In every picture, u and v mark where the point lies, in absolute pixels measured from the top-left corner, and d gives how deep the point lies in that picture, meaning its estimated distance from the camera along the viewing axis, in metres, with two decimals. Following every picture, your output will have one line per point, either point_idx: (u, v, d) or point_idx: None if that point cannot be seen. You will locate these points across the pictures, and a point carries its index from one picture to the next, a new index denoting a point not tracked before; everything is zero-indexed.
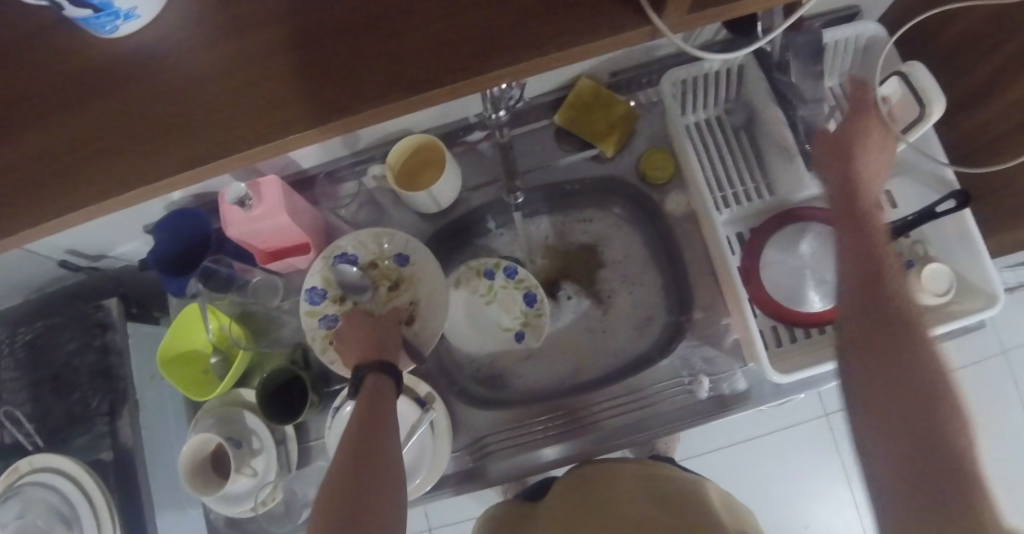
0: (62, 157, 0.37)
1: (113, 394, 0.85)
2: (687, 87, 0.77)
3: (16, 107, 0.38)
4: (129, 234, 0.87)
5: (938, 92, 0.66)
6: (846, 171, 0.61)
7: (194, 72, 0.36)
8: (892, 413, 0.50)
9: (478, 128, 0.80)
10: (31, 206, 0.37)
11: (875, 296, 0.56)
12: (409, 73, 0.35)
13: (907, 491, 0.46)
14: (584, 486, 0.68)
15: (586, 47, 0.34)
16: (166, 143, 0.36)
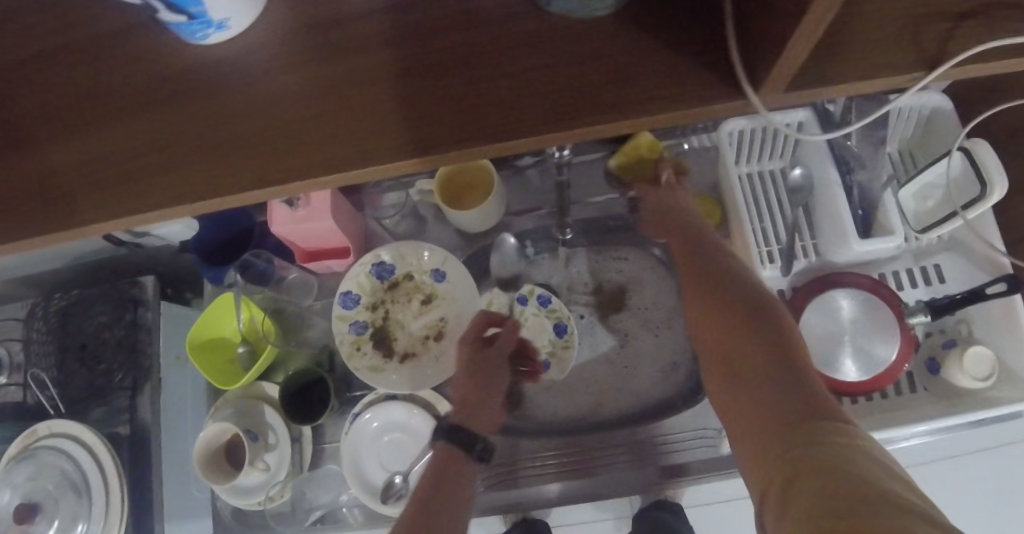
0: (140, 157, 0.38)
1: (137, 371, 0.87)
2: (745, 137, 0.76)
3: (110, 101, 0.39)
4: (174, 216, 0.89)
5: (1000, 174, 0.65)
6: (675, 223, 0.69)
7: (284, 91, 0.37)
8: (751, 391, 0.48)
9: (528, 154, 0.79)
10: (102, 199, 0.38)
11: (718, 295, 0.57)
12: (499, 119, 0.35)
13: (777, 459, 0.42)
14: None
15: (679, 114, 0.34)
16: (241, 155, 0.37)
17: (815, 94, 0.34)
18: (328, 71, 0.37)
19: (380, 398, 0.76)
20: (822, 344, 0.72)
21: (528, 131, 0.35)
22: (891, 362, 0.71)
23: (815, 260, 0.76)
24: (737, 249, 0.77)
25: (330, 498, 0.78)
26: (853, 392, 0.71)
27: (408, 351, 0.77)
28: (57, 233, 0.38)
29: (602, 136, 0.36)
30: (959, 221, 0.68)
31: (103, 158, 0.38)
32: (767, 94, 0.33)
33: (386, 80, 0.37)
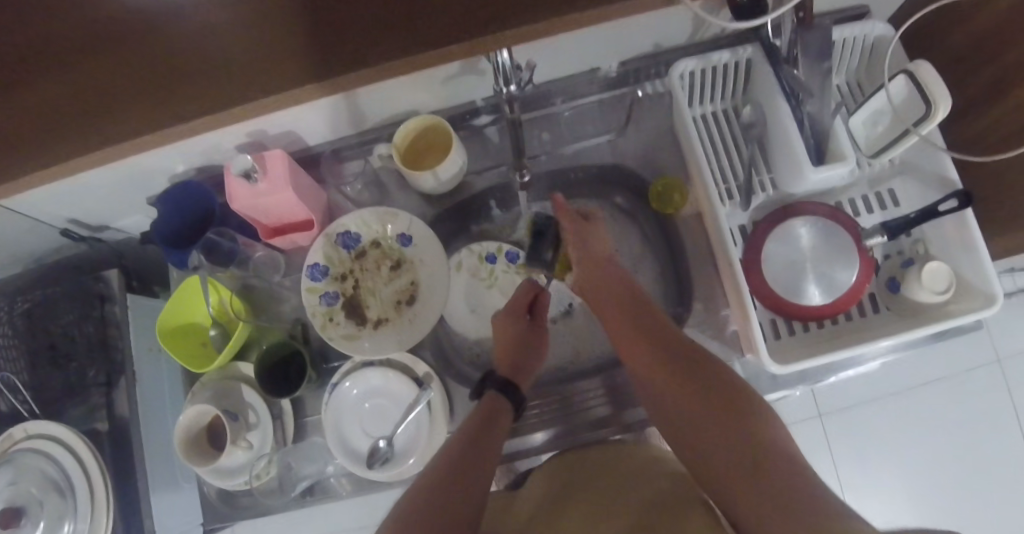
0: (117, 95, 0.43)
1: (111, 365, 0.85)
2: (695, 79, 0.78)
3: (68, 42, 0.43)
4: (132, 206, 0.87)
5: (944, 90, 0.66)
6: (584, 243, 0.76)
7: (226, 17, 0.41)
8: (674, 380, 0.62)
9: (485, 112, 0.79)
10: (81, 136, 0.42)
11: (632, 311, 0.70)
12: (426, 28, 0.37)
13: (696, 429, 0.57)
14: (568, 477, 0.66)
15: (602, 11, 0.37)
16: (209, 85, 0.41)
17: None
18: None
19: (357, 366, 0.77)
20: (786, 272, 0.74)
21: (459, 39, 0.37)
22: (852, 284, 0.73)
23: (772, 194, 0.78)
24: (697, 192, 0.78)
25: (316, 468, 0.79)
26: (820, 316, 0.74)
27: (382, 318, 0.77)
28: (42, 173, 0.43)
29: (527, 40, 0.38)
30: (912, 137, 0.69)
31: (74, 99, 0.43)
32: None
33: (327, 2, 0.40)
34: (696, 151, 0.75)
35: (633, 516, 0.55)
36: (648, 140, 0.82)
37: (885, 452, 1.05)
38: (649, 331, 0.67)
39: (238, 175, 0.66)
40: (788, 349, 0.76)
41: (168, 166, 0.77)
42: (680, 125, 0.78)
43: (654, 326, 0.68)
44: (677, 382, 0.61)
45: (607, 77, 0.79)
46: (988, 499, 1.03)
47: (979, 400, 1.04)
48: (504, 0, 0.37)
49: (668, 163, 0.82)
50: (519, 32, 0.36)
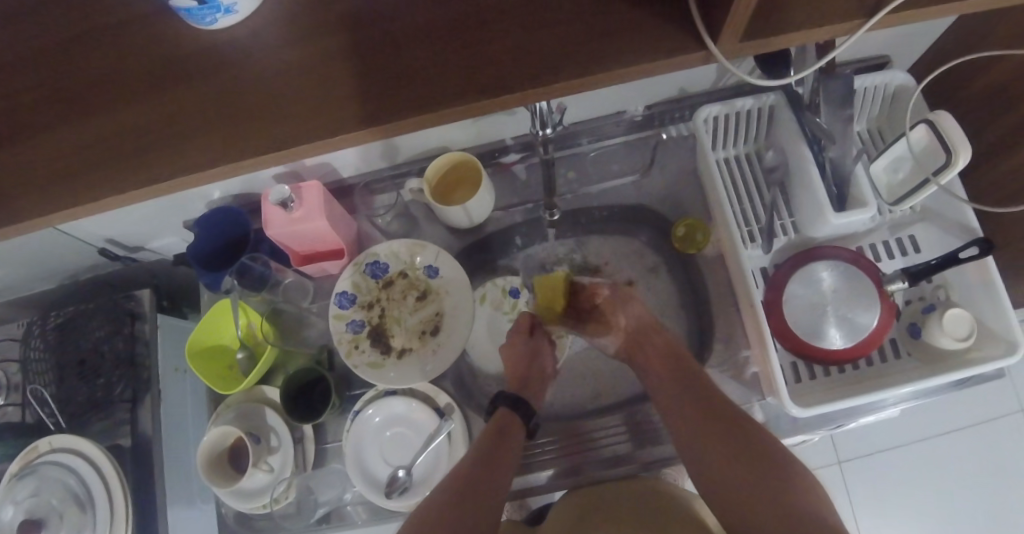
0: (169, 131, 0.47)
1: (137, 383, 0.87)
2: (719, 124, 0.80)
3: (135, 82, 0.48)
4: (168, 228, 0.90)
5: (965, 141, 0.67)
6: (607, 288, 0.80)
7: (280, 67, 0.46)
8: (702, 416, 0.65)
9: (514, 150, 0.81)
10: (136, 169, 0.47)
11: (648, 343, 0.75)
12: (480, 79, 0.43)
13: (729, 471, 0.60)
14: (578, 514, 0.67)
15: (642, 66, 0.42)
16: (243, 132, 0.46)
17: (767, 43, 0.41)
18: (323, 50, 0.46)
19: (379, 394, 0.78)
20: (808, 315, 0.75)
21: (509, 91, 0.43)
22: (873, 330, 0.73)
23: (795, 238, 0.79)
24: (720, 232, 0.79)
25: (334, 494, 0.79)
26: (841, 360, 0.74)
27: (406, 347, 0.78)
28: (94, 199, 0.47)
29: (566, 94, 0.44)
30: (933, 186, 0.70)
31: (133, 134, 0.47)
32: (723, 43, 0.41)
33: (374, 56, 0.45)
34: (719, 193, 0.76)
35: None
36: (672, 181, 0.84)
37: (910, 502, 1.03)
38: (684, 385, 0.69)
39: (276, 203, 0.70)
40: (809, 393, 0.75)
41: (206, 191, 0.80)
42: (704, 167, 0.79)
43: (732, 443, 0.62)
44: (715, 443, 0.63)
45: (633, 119, 0.81)
46: None
47: (1005, 453, 1.03)
48: (549, 61, 0.43)
49: (691, 204, 0.83)
50: (562, 88, 0.43)
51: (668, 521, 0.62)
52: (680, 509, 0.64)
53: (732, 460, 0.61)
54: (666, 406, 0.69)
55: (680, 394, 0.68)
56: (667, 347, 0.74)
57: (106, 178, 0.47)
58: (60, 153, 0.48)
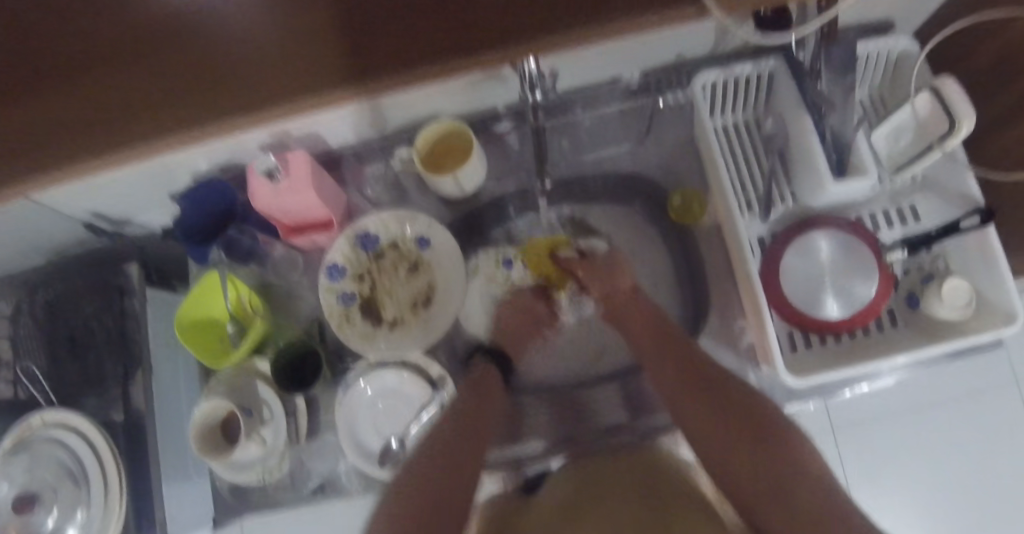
0: (136, 102, 0.43)
1: (128, 358, 0.87)
2: (717, 91, 0.78)
3: (102, 50, 0.45)
4: (154, 202, 0.88)
5: (969, 108, 0.65)
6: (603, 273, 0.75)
7: (255, 29, 0.43)
8: (696, 394, 0.64)
9: (506, 118, 0.79)
10: (98, 141, 0.43)
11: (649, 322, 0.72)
12: (473, 35, 0.40)
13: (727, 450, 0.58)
14: (583, 481, 0.65)
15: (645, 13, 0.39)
16: (216, 99, 0.43)
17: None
18: (302, 10, 0.43)
19: (371, 366, 0.76)
20: (804, 286, 0.74)
21: (502, 43, 0.39)
22: (871, 301, 0.72)
23: (793, 207, 0.77)
24: (716, 202, 0.78)
25: (329, 466, 0.80)
26: (837, 329, 0.73)
27: (398, 319, 0.78)
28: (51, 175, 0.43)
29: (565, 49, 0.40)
30: (938, 152, 0.68)
31: (98, 106, 0.44)
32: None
33: (357, 16, 0.43)
34: (716, 161, 0.75)
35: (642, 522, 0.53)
36: (668, 151, 0.82)
37: (903, 471, 1.04)
38: (680, 365, 0.67)
39: (261, 174, 0.68)
40: (804, 364, 0.75)
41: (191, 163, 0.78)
42: (701, 135, 0.78)
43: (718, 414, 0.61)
44: (712, 422, 0.61)
45: (629, 87, 0.77)
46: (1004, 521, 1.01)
47: (996, 423, 1.03)
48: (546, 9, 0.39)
49: (687, 173, 0.82)
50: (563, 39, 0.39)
51: (676, 489, 0.60)
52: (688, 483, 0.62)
53: (734, 438, 0.58)
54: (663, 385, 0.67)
55: (668, 369, 0.67)
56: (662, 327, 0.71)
57: (62, 151, 0.43)
58: (16, 128, 0.44)
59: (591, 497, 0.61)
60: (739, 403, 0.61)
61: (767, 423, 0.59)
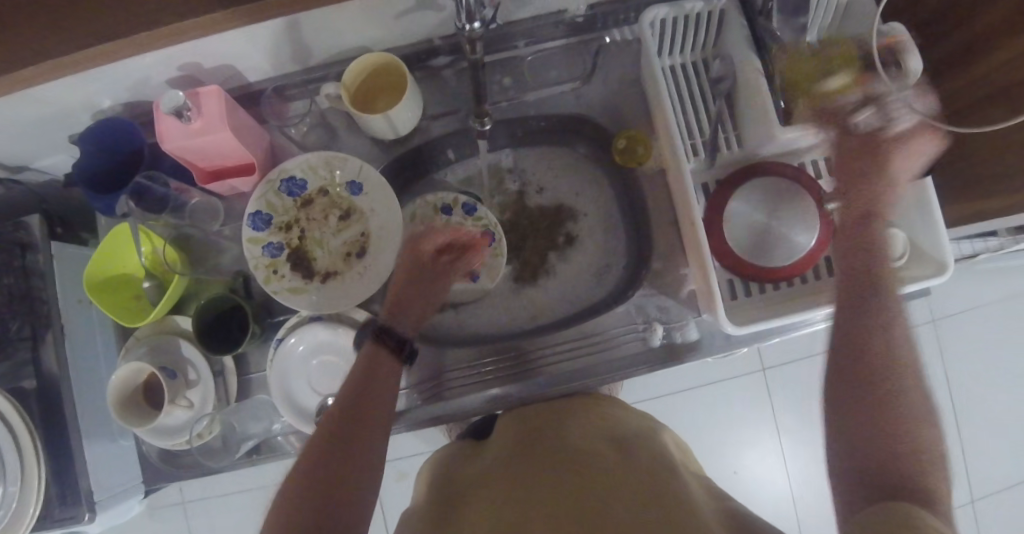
0: None
1: (35, 318, 0.78)
2: (665, 28, 0.74)
3: None
4: (52, 145, 0.78)
5: (919, 59, 0.66)
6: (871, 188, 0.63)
7: None
8: (852, 310, 0.59)
9: (443, 52, 0.74)
10: None
11: (862, 219, 0.63)
12: None
13: (852, 381, 0.55)
14: (525, 429, 0.64)
15: None
16: None
17: None
18: None
19: (304, 320, 0.72)
20: (748, 234, 0.73)
21: None
22: (811, 250, 0.72)
23: (737, 151, 0.75)
24: (663, 145, 0.75)
25: (263, 426, 0.75)
26: (776, 279, 0.73)
27: (330, 270, 0.73)
28: None
29: None
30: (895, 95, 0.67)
31: None
32: None
33: None
34: (664, 102, 0.72)
35: (613, 473, 0.52)
36: (615, 91, 0.79)
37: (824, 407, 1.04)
38: (858, 274, 0.61)
39: (169, 112, 0.60)
40: (747, 309, 0.75)
41: (91, 99, 0.68)
42: (649, 76, 0.74)
43: (881, 394, 0.54)
44: (848, 367, 0.56)
45: (575, 21, 0.75)
46: None
47: None
48: None
49: (635, 116, 0.79)
50: None
51: (643, 450, 0.57)
52: (658, 442, 0.59)
53: (865, 367, 0.55)
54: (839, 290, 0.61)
55: (840, 276, 0.62)
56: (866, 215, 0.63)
57: None
58: None
59: (543, 445, 0.59)
60: (880, 323, 0.57)
61: (886, 367, 0.55)
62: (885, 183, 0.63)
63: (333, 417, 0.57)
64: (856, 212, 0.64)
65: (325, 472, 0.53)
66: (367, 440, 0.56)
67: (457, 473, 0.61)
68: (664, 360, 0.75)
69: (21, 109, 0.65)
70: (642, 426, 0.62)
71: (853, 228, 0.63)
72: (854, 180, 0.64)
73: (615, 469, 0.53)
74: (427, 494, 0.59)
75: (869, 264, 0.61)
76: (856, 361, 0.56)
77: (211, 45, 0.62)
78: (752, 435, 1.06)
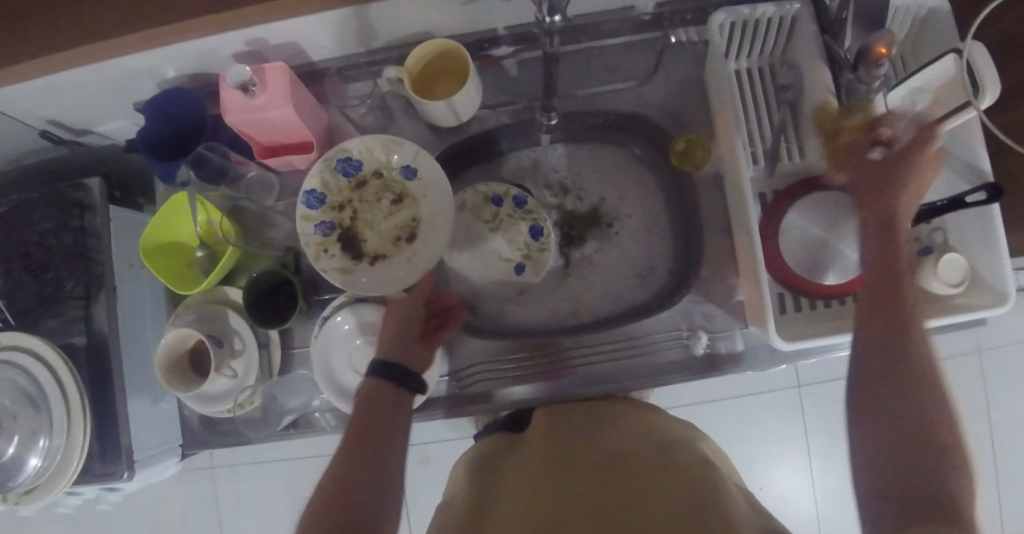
0: None
1: (90, 278, 0.80)
2: (734, 31, 0.72)
3: None
4: (118, 112, 0.80)
5: (994, 81, 0.62)
6: (877, 174, 0.56)
7: None
8: (874, 291, 0.54)
9: (506, 43, 0.73)
10: None
11: (880, 193, 0.56)
12: None
13: (876, 365, 0.51)
14: (559, 428, 0.63)
15: None
16: None
17: None
18: None
19: (350, 301, 0.74)
20: (803, 247, 0.71)
21: None
22: (865, 268, 0.70)
23: (799, 162, 0.74)
24: (721, 151, 0.74)
25: (302, 402, 0.77)
26: (831, 295, 0.71)
27: (379, 253, 0.73)
28: None
29: None
30: (973, 111, 0.63)
31: None
32: None
33: None
34: (726, 107, 0.70)
35: (657, 488, 0.50)
36: (676, 92, 0.77)
37: None
38: (881, 246, 0.55)
39: (234, 87, 0.60)
40: (793, 324, 0.74)
41: (160, 68, 0.69)
42: (713, 79, 0.73)
43: (907, 370, 0.50)
44: (874, 349, 0.52)
45: (641, 18, 0.73)
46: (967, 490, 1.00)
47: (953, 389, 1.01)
48: None
49: (694, 119, 0.77)
50: None
51: (694, 458, 0.56)
52: (703, 451, 0.59)
53: (884, 356, 0.51)
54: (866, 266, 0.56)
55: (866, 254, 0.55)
56: (879, 188, 0.56)
57: None
58: None
59: (573, 446, 0.58)
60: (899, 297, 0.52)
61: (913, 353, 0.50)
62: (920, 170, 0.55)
63: (350, 441, 0.59)
64: (873, 178, 0.56)
65: (351, 465, 0.57)
66: (388, 435, 0.59)
67: (496, 464, 0.62)
68: (704, 369, 0.74)
69: (94, 73, 0.67)
70: (689, 436, 0.62)
71: (871, 199, 0.56)
72: (859, 167, 0.58)
73: (659, 473, 0.53)
74: (464, 484, 0.61)
75: (887, 230, 0.55)
76: (874, 345, 0.52)
77: (281, 23, 0.63)
78: (780, 451, 1.04)
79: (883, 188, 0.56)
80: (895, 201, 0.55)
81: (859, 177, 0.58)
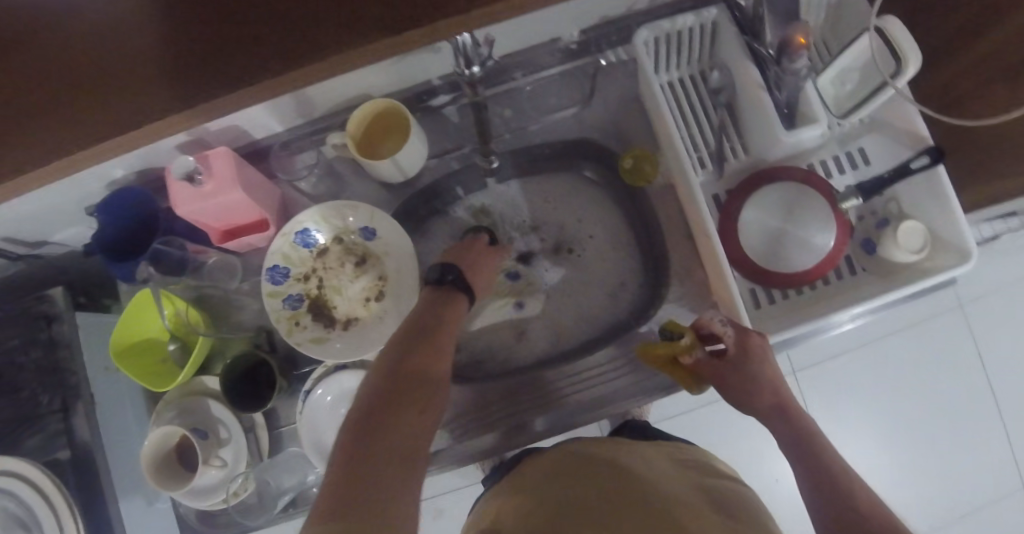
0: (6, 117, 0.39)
1: (66, 391, 0.78)
2: (660, 45, 0.75)
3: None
4: (70, 219, 0.79)
5: (914, 49, 0.63)
6: (739, 366, 0.65)
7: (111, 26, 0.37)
8: (772, 414, 0.63)
9: (442, 92, 0.74)
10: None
11: (739, 361, 0.65)
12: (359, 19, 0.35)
13: (801, 454, 0.58)
14: (584, 449, 0.61)
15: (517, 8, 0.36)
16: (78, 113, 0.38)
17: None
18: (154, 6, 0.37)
19: (328, 371, 0.74)
20: (762, 240, 0.73)
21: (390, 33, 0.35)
22: (830, 250, 0.71)
23: (745, 159, 0.76)
24: (668, 161, 0.75)
25: (297, 480, 0.76)
26: (803, 282, 0.72)
27: (351, 317, 0.74)
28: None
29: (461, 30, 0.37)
30: (889, 90, 0.66)
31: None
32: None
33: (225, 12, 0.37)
34: (665, 119, 0.72)
35: (687, 504, 0.51)
36: (615, 112, 0.79)
37: (857, 405, 1.01)
38: (749, 387, 0.64)
39: (181, 178, 0.61)
40: (770, 318, 0.74)
41: (106, 170, 0.69)
42: (647, 92, 0.74)
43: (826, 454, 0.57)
44: (794, 447, 0.59)
45: (568, 48, 0.74)
46: (974, 447, 1.00)
47: (942, 349, 1.01)
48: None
49: (637, 134, 0.79)
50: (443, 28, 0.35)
51: (708, 475, 0.58)
52: (721, 468, 0.61)
53: (804, 450, 0.58)
54: (757, 403, 0.65)
55: (750, 393, 0.64)
56: (744, 347, 0.65)
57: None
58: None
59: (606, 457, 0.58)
60: (784, 412, 0.63)
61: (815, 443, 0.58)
62: (756, 340, 0.65)
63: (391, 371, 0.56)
64: (734, 351, 0.65)
65: (394, 386, 0.54)
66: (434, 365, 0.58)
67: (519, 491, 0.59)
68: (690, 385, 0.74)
69: (39, 186, 0.66)
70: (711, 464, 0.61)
71: (744, 375, 0.65)
72: (728, 360, 0.65)
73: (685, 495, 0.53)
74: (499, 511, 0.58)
75: (760, 383, 0.64)
76: (796, 444, 0.59)
77: None
78: None
79: (736, 363, 0.65)
80: (751, 391, 0.64)
81: (725, 371, 0.66)
